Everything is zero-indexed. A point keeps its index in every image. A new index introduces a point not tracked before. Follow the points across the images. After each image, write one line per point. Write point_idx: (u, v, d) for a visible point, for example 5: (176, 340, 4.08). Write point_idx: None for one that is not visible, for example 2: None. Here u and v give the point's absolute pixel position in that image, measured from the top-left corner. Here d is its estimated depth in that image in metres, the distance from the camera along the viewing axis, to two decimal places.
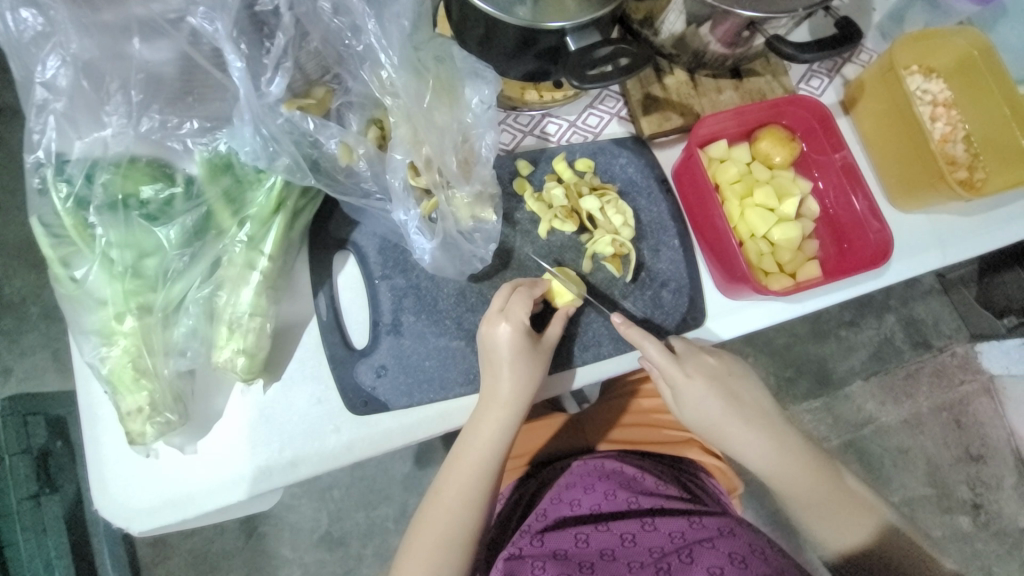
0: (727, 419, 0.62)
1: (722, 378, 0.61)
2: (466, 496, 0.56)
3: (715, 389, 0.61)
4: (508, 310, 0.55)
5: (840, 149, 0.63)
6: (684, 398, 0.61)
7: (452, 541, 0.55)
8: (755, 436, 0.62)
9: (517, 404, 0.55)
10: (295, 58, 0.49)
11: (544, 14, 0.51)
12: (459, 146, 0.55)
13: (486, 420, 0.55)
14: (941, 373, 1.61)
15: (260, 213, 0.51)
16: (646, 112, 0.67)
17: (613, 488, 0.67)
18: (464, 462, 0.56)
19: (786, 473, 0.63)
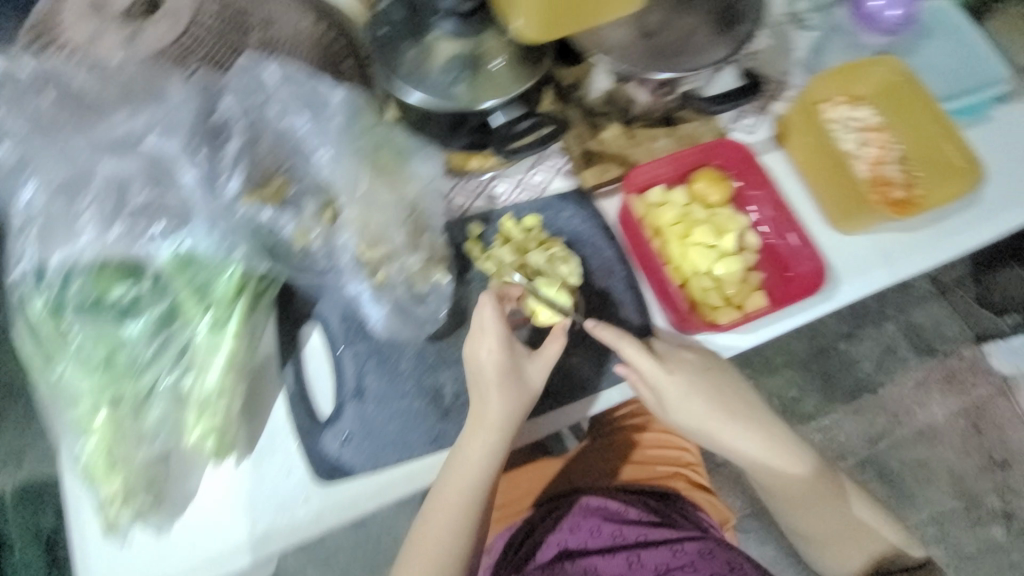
0: (734, 433, 0.66)
1: (723, 393, 0.65)
2: (448, 527, 0.57)
3: (715, 400, 0.64)
4: (483, 333, 0.57)
5: (767, 186, 0.68)
6: (679, 412, 0.64)
7: (440, 563, 0.57)
8: (762, 452, 0.67)
9: (505, 430, 0.57)
10: (249, 158, 0.55)
11: (480, 92, 0.58)
12: (406, 218, 0.60)
13: (473, 446, 0.56)
14: (951, 378, 1.57)
15: (222, 298, 0.54)
16: (586, 166, 0.71)
17: (598, 525, 0.77)
18: (449, 492, 0.57)
19: (788, 485, 0.68)
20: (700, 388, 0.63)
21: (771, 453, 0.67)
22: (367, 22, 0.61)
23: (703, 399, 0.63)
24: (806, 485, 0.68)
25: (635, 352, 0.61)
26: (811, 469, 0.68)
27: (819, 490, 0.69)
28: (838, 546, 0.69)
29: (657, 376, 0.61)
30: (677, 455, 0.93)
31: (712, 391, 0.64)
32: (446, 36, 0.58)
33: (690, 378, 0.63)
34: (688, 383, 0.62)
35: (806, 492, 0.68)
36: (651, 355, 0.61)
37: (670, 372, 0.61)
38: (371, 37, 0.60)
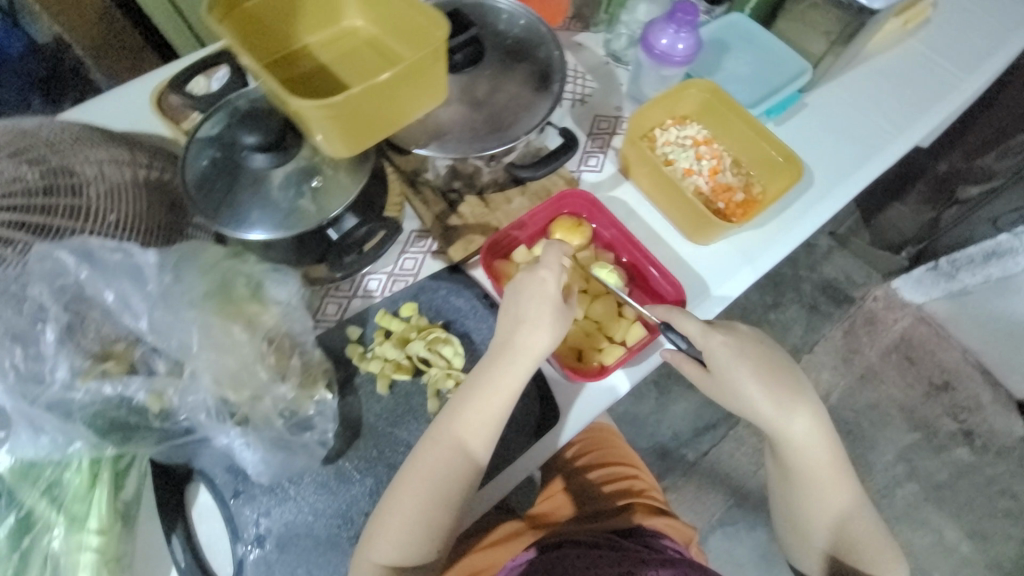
0: (793, 413, 0.66)
1: (770, 366, 0.67)
2: (428, 474, 0.57)
3: (762, 370, 0.66)
4: (545, 260, 0.63)
5: (616, 225, 0.73)
6: (735, 379, 0.65)
7: (431, 487, 0.57)
8: (812, 426, 0.67)
9: (519, 365, 0.59)
10: (69, 336, 0.51)
11: (327, 201, 0.59)
12: (266, 350, 0.57)
13: (491, 380, 0.59)
14: (874, 320, 1.66)
15: (75, 493, 0.52)
16: (451, 242, 0.72)
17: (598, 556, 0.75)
18: (449, 435, 0.58)
19: (829, 467, 0.69)
20: (744, 355, 0.65)
21: (810, 433, 0.67)
22: (195, 142, 0.61)
23: (751, 373, 0.65)
24: (827, 465, 0.69)
25: (695, 330, 0.64)
26: (831, 457, 0.69)
27: (836, 475, 0.70)
28: (819, 518, 0.71)
29: (705, 343, 0.65)
30: (629, 484, 0.95)
31: (751, 362, 0.65)
32: (268, 166, 0.58)
33: (741, 350, 0.65)
34: (740, 357, 0.65)
35: (827, 472, 0.69)
36: (702, 327, 0.65)
37: (717, 334, 0.65)
38: (191, 169, 0.60)
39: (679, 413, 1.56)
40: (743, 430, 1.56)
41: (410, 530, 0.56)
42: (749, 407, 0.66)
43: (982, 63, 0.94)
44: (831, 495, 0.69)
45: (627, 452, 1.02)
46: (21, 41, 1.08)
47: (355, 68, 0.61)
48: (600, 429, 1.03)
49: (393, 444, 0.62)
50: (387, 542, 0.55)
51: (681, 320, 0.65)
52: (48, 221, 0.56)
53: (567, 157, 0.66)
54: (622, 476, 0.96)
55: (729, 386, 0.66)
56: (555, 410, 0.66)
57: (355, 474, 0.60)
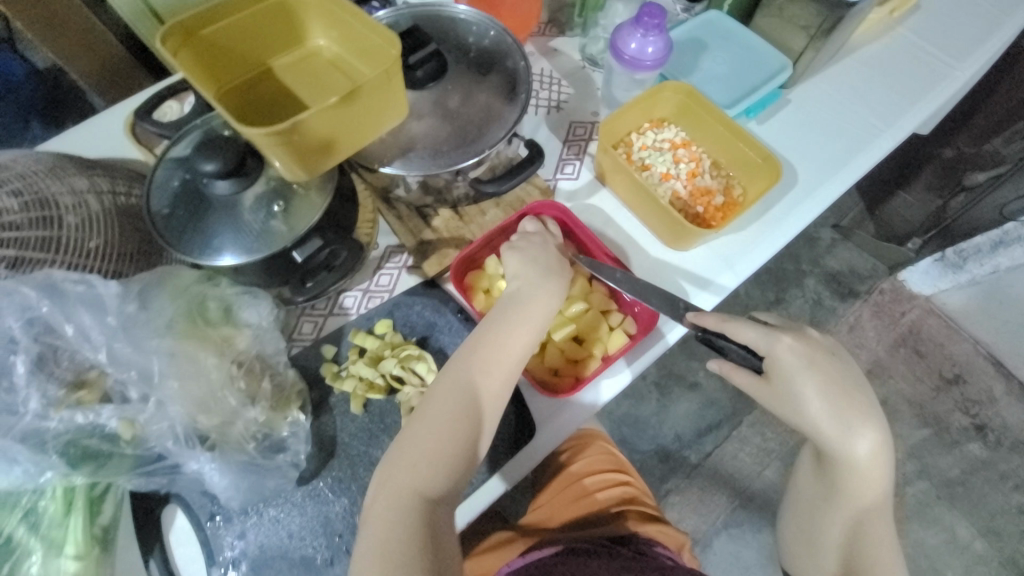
0: (858, 437, 0.59)
1: (836, 381, 0.59)
2: (457, 408, 0.55)
3: (826, 380, 0.59)
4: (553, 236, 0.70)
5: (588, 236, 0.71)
6: (789, 384, 0.59)
7: (458, 412, 0.55)
8: (873, 447, 0.59)
9: (542, 301, 0.61)
10: (40, 371, 0.51)
11: (296, 222, 0.59)
12: (235, 375, 0.58)
13: (516, 317, 0.60)
14: (881, 312, 1.61)
15: (53, 520, 0.53)
16: (425, 257, 0.72)
17: (592, 565, 0.73)
18: (476, 373, 0.57)
19: (871, 495, 0.61)
20: (809, 363, 0.59)
21: (871, 460, 0.59)
22: (163, 163, 0.62)
23: (818, 388, 0.58)
24: (881, 497, 0.61)
25: (755, 334, 0.60)
26: (879, 488, 0.61)
27: (878, 509, 0.62)
28: (840, 540, 0.64)
29: (758, 342, 0.60)
30: (621, 492, 0.92)
31: (819, 371, 0.59)
32: (232, 191, 0.58)
33: (812, 361, 0.59)
34: (809, 367, 0.58)
35: (876, 503, 0.61)
36: (767, 332, 0.60)
37: (786, 341, 0.59)
38: (156, 194, 0.60)
39: (680, 414, 1.54)
40: (746, 430, 1.53)
41: (439, 454, 0.53)
42: (807, 424, 0.59)
43: (975, 51, 0.90)
44: (862, 524, 0.62)
45: (617, 457, 0.98)
46: (22, 66, 0.96)
47: (315, 87, 0.61)
48: (590, 434, 1.00)
49: (368, 462, 0.62)
50: (420, 474, 0.53)
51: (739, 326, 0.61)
52: (24, 254, 0.55)
53: (533, 170, 0.66)
54: (612, 482, 0.93)
55: (786, 398, 0.59)
56: (531, 424, 0.65)
57: (330, 494, 0.60)
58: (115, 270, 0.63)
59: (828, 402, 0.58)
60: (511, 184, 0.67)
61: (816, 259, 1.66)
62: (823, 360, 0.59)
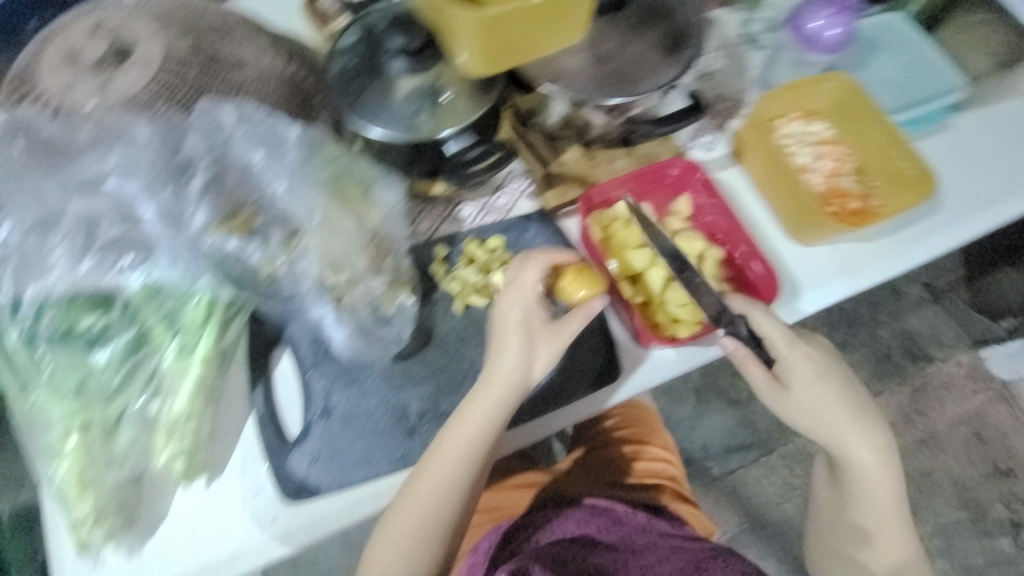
0: (863, 440, 0.67)
1: (840, 388, 0.66)
2: (460, 464, 0.58)
3: (833, 386, 0.65)
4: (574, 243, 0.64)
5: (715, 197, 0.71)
6: (804, 394, 0.65)
7: (457, 470, 0.58)
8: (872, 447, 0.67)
9: (507, 397, 0.59)
10: (211, 190, 0.57)
11: (443, 120, 0.61)
12: (367, 245, 0.61)
13: (474, 412, 0.58)
14: (949, 386, 1.52)
15: (192, 323, 0.56)
16: (548, 188, 0.73)
17: (606, 524, 0.76)
18: (475, 435, 0.58)
19: (879, 490, 0.69)
20: (815, 369, 0.65)
21: (870, 459, 0.67)
22: (335, 52, 0.64)
23: (828, 393, 0.65)
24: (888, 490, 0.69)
25: (778, 333, 0.63)
26: (887, 483, 0.69)
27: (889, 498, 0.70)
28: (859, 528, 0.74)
29: (778, 344, 0.63)
30: (659, 467, 0.93)
31: (827, 378, 0.65)
32: (402, 72, 0.61)
33: (819, 367, 0.65)
34: (817, 375, 0.65)
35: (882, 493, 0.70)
36: (790, 336, 0.63)
37: (796, 346, 0.64)
38: (334, 64, 0.63)
39: (713, 426, 1.52)
40: (776, 460, 1.50)
41: (439, 507, 0.58)
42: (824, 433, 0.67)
43: None
44: (874, 513, 0.72)
45: (665, 437, 0.98)
46: None
47: None
48: (641, 407, 1.00)
49: (459, 360, 0.65)
50: (419, 526, 0.58)
51: (756, 313, 0.63)
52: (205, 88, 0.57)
53: (694, 121, 0.70)
54: (654, 458, 0.94)
55: (807, 409, 0.65)
56: (616, 366, 0.67)
57: (419, 378, 0.64)
58: (289, 107, 0.62)
59: (835, 409, 0.65)
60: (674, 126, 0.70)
61: (894, 313, 1.57)
62: (830, 368, 0.66)
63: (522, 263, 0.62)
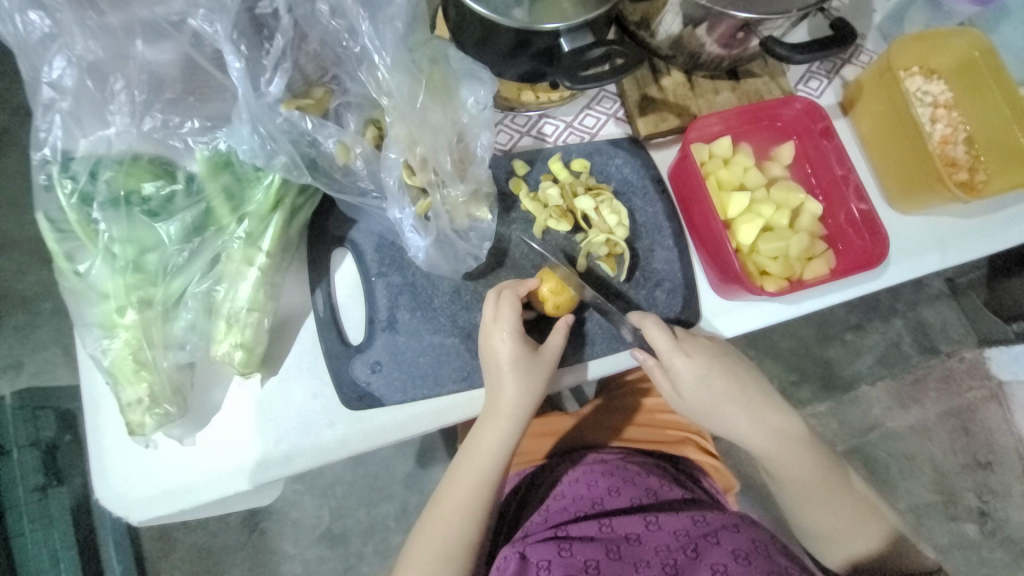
0: (760, 424, 0.63)
1: (731, 376, 0.61)
2: (487, 458, 0.56)
3: (727, 382, 0.61)
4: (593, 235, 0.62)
5: (833, 138, 0.64)
6: (696, 395, 0.60)
7: (487, 463, 0.56)
8: (760, 430, 0.63)
9: (520, 417, 0.56)
10: (294, 60, 0.50)
11: (541, 16, 0.52)
12: (454, 146, 0.56)
13: (500, 401, 0.55)
14: (949, 379, 1.39)
15: (258, 209, 0.51)
16: (643, 113, 0.66)
17: (617, 485, 0.66)
18: (495, 427, 0.56)
19: (796, 471, 0.63)
20: (709, 370, 0.60)
21: (778, 443, 0.63)
22: None
23: (714, 388, 0.60)
24: (816, 479, 0.64)
25: (659, 334, 0.58)
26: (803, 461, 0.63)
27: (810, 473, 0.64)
28: (815, 513, 0.65)
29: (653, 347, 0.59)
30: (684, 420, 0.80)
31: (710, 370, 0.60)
32: None
33: (706, 364, 0.60)
34: (704, 372, 0.60)
35: (811, 484, 0.64)
36: (672, 342, 0.58)
37: (683, 346, 0.59)
38: None
39: None
40: None
41: (474, 503, 0.56)
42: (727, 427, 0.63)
43: None
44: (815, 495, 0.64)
45: None
46: None
47: None
48: None
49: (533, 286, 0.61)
50: (455, 523, 0.55)
51: (651, 327, 0.58)
52: None
53: (839, 54, 0.56)
54: None
55: (701, 406, 0.62)
56: (694, 313, 0.63)
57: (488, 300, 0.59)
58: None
59: (718, 403, 0.61)
60: (817, 56, 0.56)
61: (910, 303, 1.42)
62: (723, 357, 0.61)
63: (497, 300, 0.56)
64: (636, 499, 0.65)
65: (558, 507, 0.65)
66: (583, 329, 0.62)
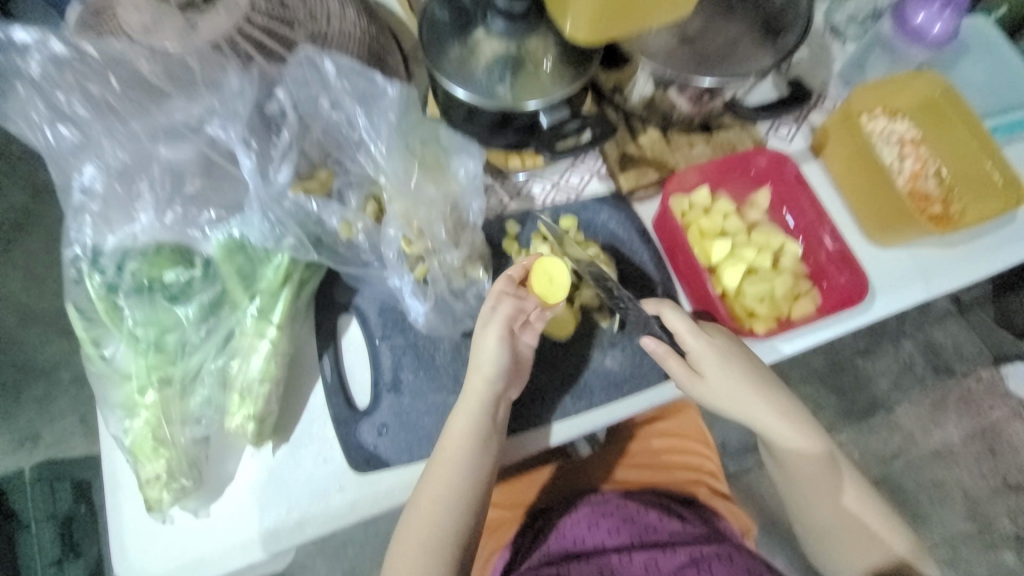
0: (777, 411, 0.61)
1: (747, 360, 0.60)
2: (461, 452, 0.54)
3: (746, 368, 0.60)
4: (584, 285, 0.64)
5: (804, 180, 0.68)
6: (717, 380, 0.59)
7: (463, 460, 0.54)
8: (782, 440, 0.62)
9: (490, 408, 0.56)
10: (299, 149, 0.55)
11: (522, 96, 0.58)
12: (448, 216, 0.59)
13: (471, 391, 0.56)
14: (968, 399, 1.35)
15: (269, 285, 0.55)
16: (623, 170, 0.70)
17: (616, 524, 0.65)
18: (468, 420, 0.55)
19: (807, 465, 0.61)
20: (732, 357, 0.60)
21: (799, 453, 0.61)
22: None
23: (735, 373, 0.59)
24: (822, 473, 0.61)
25: (684, 326, 0.59)
26: (815, 453, 0.61)
27: (821, 466, 0.62)
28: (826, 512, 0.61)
29: (678, 333, 0.60)
30: (691, 460, 0.80)
31: (731, 353, 0.60)
32: (497, 33, 0.58)
33: (727, 352, 0.59)
34: (724, 357, 0.59)
35: (821, 479, 0.61)
36: (693, 325, 0.59)
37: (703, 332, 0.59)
38: (432, 9, 0.60)
39: None
40: None
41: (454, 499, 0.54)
42: (742, 413, 0.61)
43: None
44: (831, 495, 0.61)
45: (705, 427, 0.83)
46: None
47: None
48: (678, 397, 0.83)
49: None
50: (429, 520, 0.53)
51: (669, 314, 0.60)
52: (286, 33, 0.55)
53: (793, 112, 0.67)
54: (688, 450, 0.81)
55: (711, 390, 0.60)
56: None
57: None
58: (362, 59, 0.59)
59: (735, 389, 0.60)
60: (775, 115, 0.67)
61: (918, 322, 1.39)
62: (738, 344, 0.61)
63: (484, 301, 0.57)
64: (636, 536, 0.64)
65: (556, 548, 0.65)
66: (580, 379, 0.63)
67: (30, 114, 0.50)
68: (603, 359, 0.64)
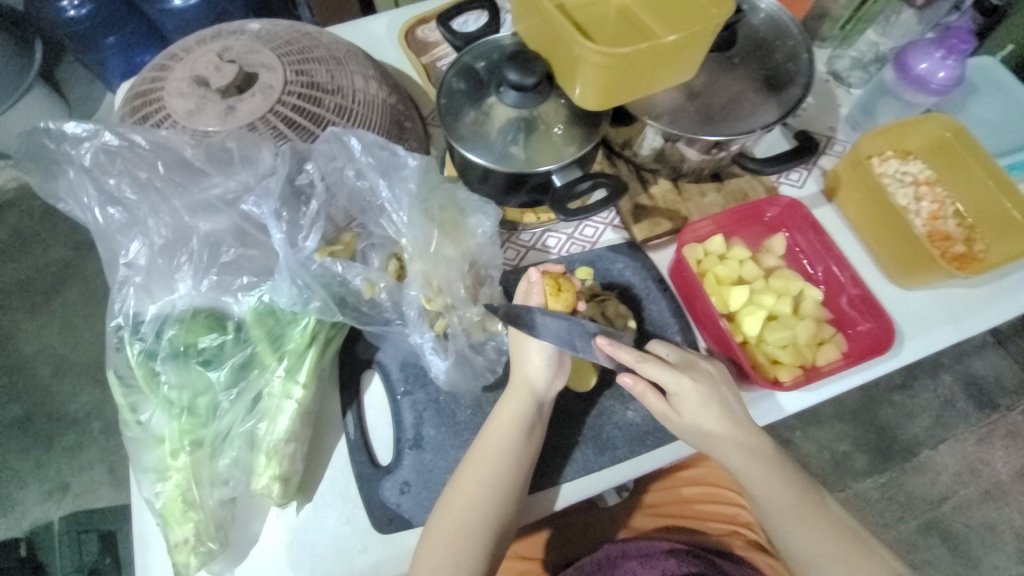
0: (755, 451, 0.57)
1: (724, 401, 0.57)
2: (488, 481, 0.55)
3: (727, 414, 0.57)
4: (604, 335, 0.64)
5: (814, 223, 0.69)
6: (694, 424, 0.56)
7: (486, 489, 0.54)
8: (761, 481, 0.58)
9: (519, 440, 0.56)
10: (326, 216, 0.59)
11: (536, 159, 0.61)
12: (467, 273, 0.61)
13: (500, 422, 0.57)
14: (1017, 435, 1.27)
15: (296, 345, 0.57)
16: (636, 221, 0.72)
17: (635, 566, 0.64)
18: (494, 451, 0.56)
19: (784, 502, 0.57)
20: (713, 401, 0.57)
21: (773, 487, 0.57)
22: (454, 68, 0.64)
23: (717, 418, 0.56)
24: (801, 506, 0.57)
25: (664, 374, 0.57)
26: (792, 487, 0.58)
27: (798, 499, 0.58)
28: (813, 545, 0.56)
29: (654, 377, 0.57)
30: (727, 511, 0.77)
31: (711, 396, 0.57)
32: (506, 101, 0.60)
33: (707, 397, 0.57)
34: (708, 403, 0.56)
35: (800, 511, 0.57)
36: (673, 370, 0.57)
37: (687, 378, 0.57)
38: (450, 79, 0.64)
39: None
40: None
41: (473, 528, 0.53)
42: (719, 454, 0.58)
43: None
44: (816, 526, 0.57)
45: None
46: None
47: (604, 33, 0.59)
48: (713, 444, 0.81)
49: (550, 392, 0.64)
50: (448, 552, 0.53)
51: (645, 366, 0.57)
52: (315, 110, 0.59)
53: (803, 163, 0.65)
54: (723, 501, 0.78)
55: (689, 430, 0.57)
56: None
57: None
58: (384, 133, 0.63)
59: (710, 433, 0.56)
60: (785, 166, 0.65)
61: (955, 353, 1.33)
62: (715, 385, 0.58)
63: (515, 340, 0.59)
64: None
65: None
66: (602, 432, 0.62)
67: (84, 197, 0.56)
68: (625, 411, 0.63)
